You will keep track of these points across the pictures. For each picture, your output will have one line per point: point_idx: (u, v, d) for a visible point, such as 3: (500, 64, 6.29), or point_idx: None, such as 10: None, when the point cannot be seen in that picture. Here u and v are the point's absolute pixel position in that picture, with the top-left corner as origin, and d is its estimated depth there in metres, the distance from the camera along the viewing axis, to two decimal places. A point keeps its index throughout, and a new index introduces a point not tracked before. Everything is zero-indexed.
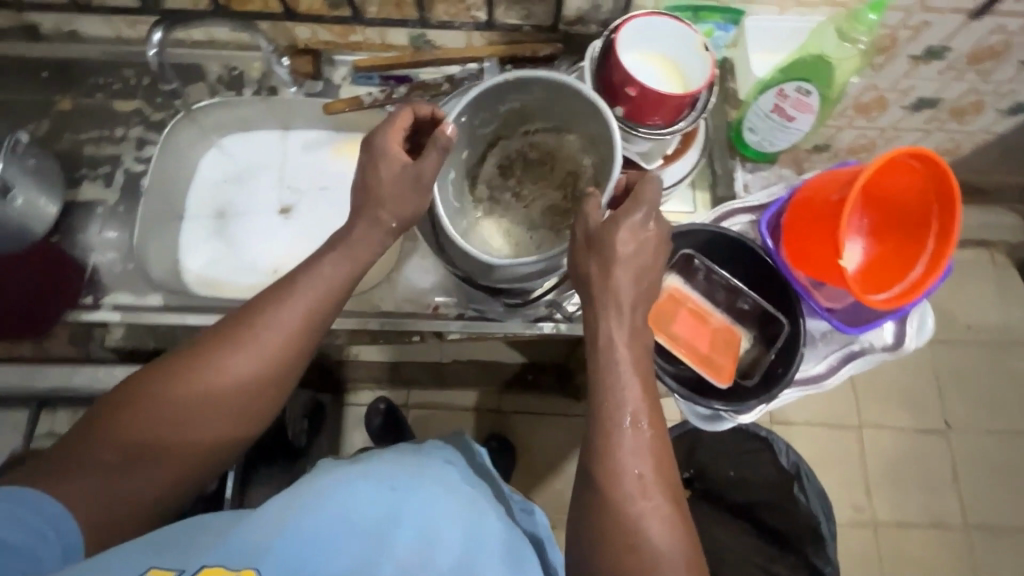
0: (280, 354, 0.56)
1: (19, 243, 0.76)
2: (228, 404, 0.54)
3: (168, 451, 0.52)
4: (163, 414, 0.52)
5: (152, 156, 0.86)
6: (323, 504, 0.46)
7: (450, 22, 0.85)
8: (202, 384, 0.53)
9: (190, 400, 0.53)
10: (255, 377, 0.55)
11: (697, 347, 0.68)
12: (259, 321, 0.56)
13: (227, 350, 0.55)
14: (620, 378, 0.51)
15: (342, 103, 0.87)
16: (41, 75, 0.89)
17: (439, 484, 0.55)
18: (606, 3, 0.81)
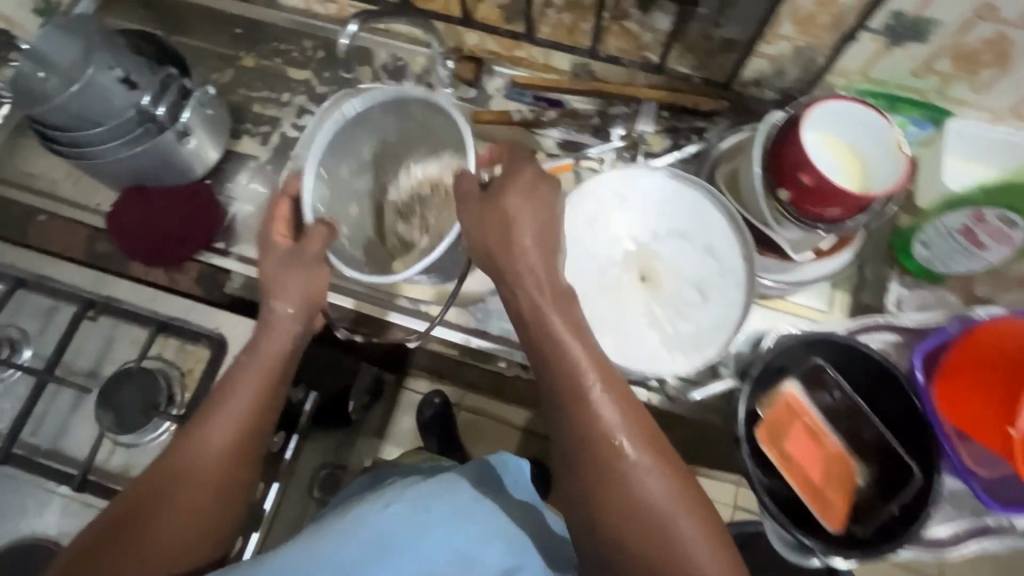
0: (236, 434, 0.63)
1: (178, 178, 0.82)
2: (205, 483, 0.61)
3: (171, 538, 0.58)
4: (151, 515, 0.58)
5: (307, 125, 0.91)
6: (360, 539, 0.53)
7: (619, 58, 0.84)
8: (180, 473, 0.60)
9: (171, 492, 0.60)
10: (222, 450, 0.62)
11: (809, 472, 0.61)
12: (217, 405, 0.64)
13: (191, 440, 0.62)
14: (561, 344, 0.55)
15: (490, 115, 0.88)
16: (234, 32, 0.97)
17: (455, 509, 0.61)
18: (791, 73, 0.76)
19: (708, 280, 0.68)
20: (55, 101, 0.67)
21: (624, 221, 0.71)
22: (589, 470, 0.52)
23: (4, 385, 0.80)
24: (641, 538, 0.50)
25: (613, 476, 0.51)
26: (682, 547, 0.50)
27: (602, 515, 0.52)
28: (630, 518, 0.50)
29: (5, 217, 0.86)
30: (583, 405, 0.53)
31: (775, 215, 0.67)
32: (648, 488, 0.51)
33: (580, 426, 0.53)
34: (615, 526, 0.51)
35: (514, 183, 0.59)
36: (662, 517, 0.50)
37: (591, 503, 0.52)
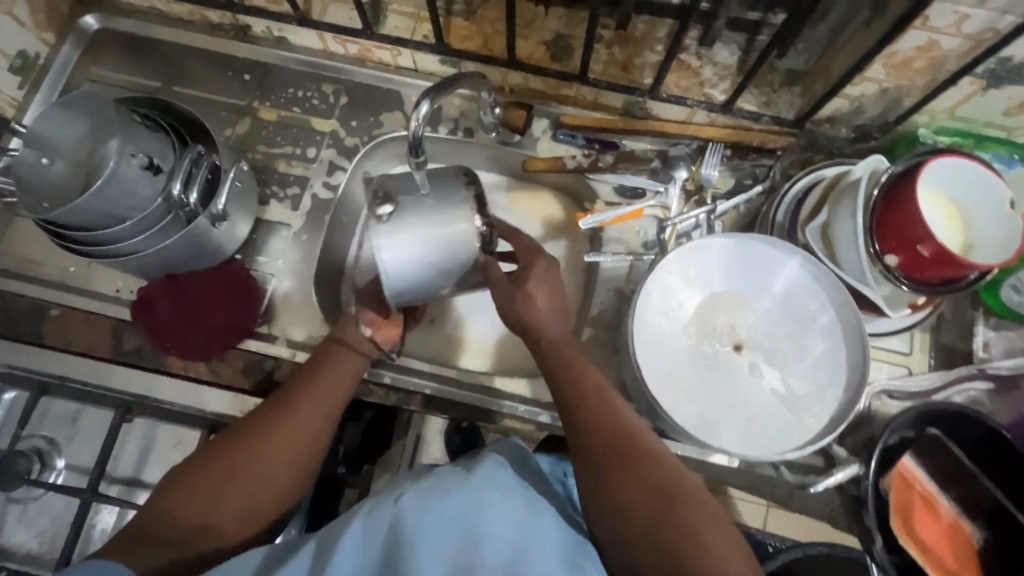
0: (317, 416, 0.62)
1: (211, 261, 0.76)
2: (274, 464, 0.58)
3: (225, 509, 0.55)
4: (212, 477, 0.56)
5: (341, 183, 0.84)
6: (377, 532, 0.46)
7: (683, 97, 0.78)
8: (250, 440, 0.59)
9: (233, 458, 0.57)
10: (299, 430, 0.60)
11: (937, 552, 0.61)
12: (304, 385, 0.64)
13: (271, 412, 0.61)
14: (575, 361, 0.60)
15: (544, 162, 0.81)
16: (242, 78, 0.86)
17: (471, 486, 0.48)
18: (870, 110, 0.72)
19: (810, 329, 0.64)
20: (82, 206, 0.60)
21: (683, 305, 0.66)
22: (608, 457, 0.52)
23: (38, 504, 0.72)
24: (653, 523, 0.48)
25: (628, 463, 0.51)
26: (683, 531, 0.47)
27: (603, 494, 0.51)
28: (639, 495, 0.49)
29: (12, 315, 0.76)
30: (607, 398, 0.57)
31: (874, 273, 0.64)
32: (656, 475, 0.50)
33: (599, 414, 0.55)
34: (617, 503, 0.50)
35: (536, 270, 0.63)
36: (656, 496, 0.49)
37: (602, 482, 0.51)
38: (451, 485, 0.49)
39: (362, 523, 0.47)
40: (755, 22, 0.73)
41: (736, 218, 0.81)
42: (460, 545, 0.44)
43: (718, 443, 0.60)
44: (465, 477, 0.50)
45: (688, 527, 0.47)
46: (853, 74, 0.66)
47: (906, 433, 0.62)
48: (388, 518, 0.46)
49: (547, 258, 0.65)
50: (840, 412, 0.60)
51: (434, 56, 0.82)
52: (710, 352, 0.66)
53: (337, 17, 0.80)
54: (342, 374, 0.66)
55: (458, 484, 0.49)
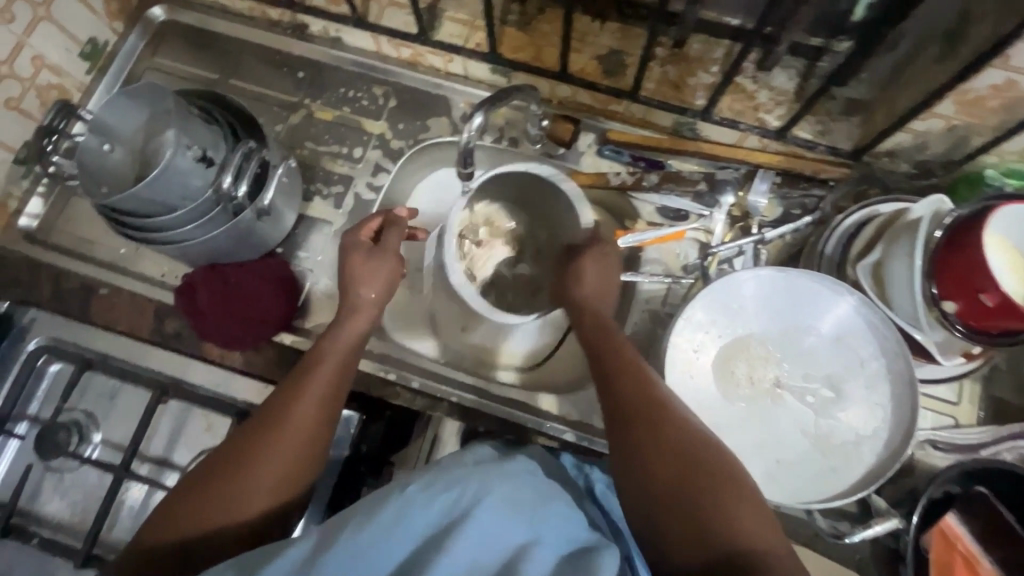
0: (316, 398, 0.59)
1: (254, 253, 0.77)
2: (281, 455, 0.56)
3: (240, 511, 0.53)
4: (220, 479, 0.54)
5: (384, 185, 0.84)
6: (374, 522, 0.44)
7: (737, 121, 0.76)
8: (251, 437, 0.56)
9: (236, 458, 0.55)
10: (301, 417, 0.58)
11: None
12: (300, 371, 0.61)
13: (271, 415, 0.58)
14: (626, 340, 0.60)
15: (588, 177, 0.81)
16: (296, 75, 0.88)
17: (482, 478, 0.48)
18: (934, 147, 0.69)
19: (855, 372, 0.61)
20: (138, 193, 0.62)
21: (723, 336, 0.63)
22: (628, 421, 0.52)
23: (72, 475, 0.75)
24: (677, 488, 0.47)
25: (649, 432, 0.51)
26: (708, 499, 0.46)
27: (626, 464, 0.51)
28: (663, 458, 0.49)
29: (64, 290, 0.79)
30: (635, 369, 0.56)
31: (928, 318, 0.61)
32: (683, 441, 0.50)
33: (629, 383, 0.55)
34: (640, 468, 0.50)
35: (592, 247, 0.68)
36: (681, 465, 0.48)
37: (627, 446, 0.51)
38: (463, 478, 0.48)
39: (361, 515, 0.45)
40: (817, 48, 0.71)
41: (782, 247, 0.79)
42: (480, 540, 0.44)
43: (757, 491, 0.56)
44: (478, 470, 0.49)
45: (710, 494, 0.46)
46: (918, 110, 0.63)
47: (950, 489, 0.59)
48: (390, 510, 0.45)
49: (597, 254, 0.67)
50: (879, 465, 0.57)
51: (486, 64, 0.82)
52: (743, 389, 0.63)
53: (394, 22, 0.81)
54: (337, 353, 0.63)
55: (466, 475, 0.48)
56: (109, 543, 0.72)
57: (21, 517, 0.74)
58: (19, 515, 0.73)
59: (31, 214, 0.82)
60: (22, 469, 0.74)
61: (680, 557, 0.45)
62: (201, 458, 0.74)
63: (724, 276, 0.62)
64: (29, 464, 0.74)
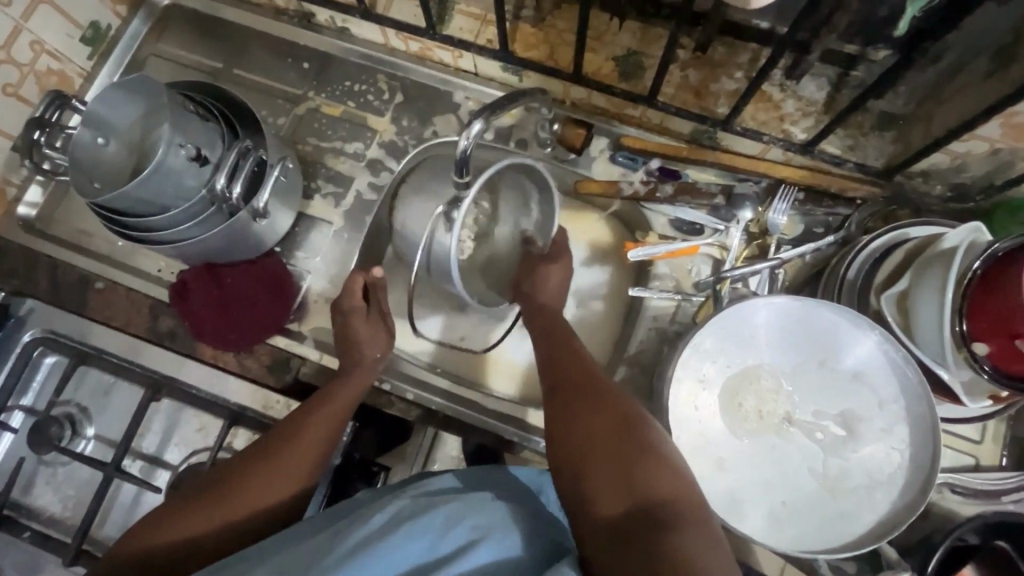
0: (330, 418, 0.62)
1: (251, 254, 0.75)
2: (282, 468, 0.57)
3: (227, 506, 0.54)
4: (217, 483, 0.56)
5: (386, 185, 0.81)
6: (338, 549, 0.44)
7: (759, 133, 0.71)
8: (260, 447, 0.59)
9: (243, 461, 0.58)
10: (310, 433, 0.60)
11: None
12: (322, 394, 0.65)
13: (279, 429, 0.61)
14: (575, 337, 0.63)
15: (597, 185, 0.77)
16: (301, 67, 0.85)
17: (448, 509, 0.47)
18: (974, 170, 0.64)
19: (872, 413, 0.57)
20: (127, 194, 0.59)
21: (732, 364, 0.60)
22: (565, 391, 0.54)
23: (65, 469, 0.74)
24: (606, 441, 0.47)
25: (584, 398, 0.52)
26: (636, 452, 0.46)
27: (561, 426, 0.51)
28: (596, 418, 0.49)
29: (61, 282, 0.78)
30: (578, 353, 0.59)
31: (956, 358, 0.57)
32: (615, 404, 0.50)
33: (569, 361, 0.58)
34: (572, 427, 0.50)
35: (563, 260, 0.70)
36: (610, 421, 0.49)
37: (562, 412, 0.52)
38: (426, 508, 0.47)
39: (328, 545, 0.44)
40: (852, 56, 0.64)
41: (801, 267, 0.75)
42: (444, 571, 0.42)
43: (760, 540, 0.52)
44: (444, 499, 0.48)
45: (639, 448, 0.46)
46: (959, 131, 0.59)
47: (969, 538, 0.56)
48: (355, 538, 0.44)
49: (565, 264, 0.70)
50: (895, 515, 0.53)
51: (496, 62, 0.77)
52: (749, 424, 0.59)
53: (402, 13, 0.78)
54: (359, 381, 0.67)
55: (430, 505, 0.47)
56: (99, 539, 0.72)
57: (14, 509, 0.74)
58: (13, 507, 0.74)
59: (30, 202, 0.81)
60: (15, 462, 0.74)
61: (605, 507, 0.44)
62: (192, 459, 0.73)
63: (739, 304, 0.58)
64: (22, 457, 0.74)
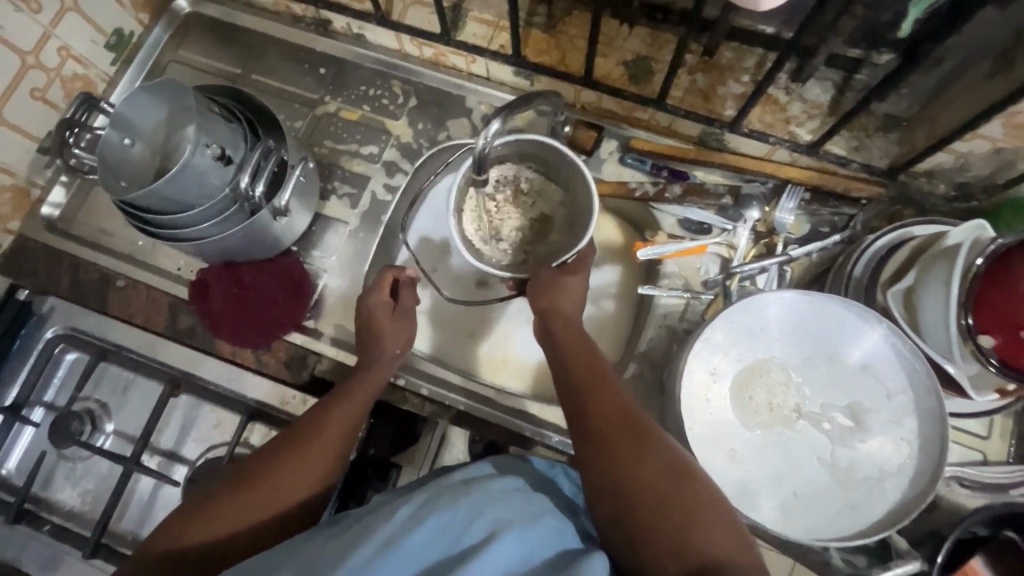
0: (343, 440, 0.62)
1: (268, 252, 0.77)
2: (297, 486, 0.57)
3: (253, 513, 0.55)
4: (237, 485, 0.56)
5: (400, 186, 0.83)
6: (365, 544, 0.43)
7: (765, 134, 0.73)
8: (271, 460, 0.58)
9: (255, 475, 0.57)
10: (323, 454, 0.60)
11: None
12: (327, 408, 0.64)
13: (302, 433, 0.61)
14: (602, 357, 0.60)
15: (608, 185, 0.79)
16: (317, 72, 0.87)
17: (468, 500, 0.47)
18: (976, 169, 0.66)
19: (881, 406, 0.58)
20: (155, 191, 0.61)
21: (742, 358, 0.61)
22: (607, 435, 0.51)
23: (85, 464, 0.76)
24: (660, 499, 0.46)
25: (627, 445, 0.50)
26: (692, 510, 0.45)
27: (604, 476, 0.49)
28: (647, 471, 0.48)
29: (82, 280, 0.80)
30: (604, 384, 0.56)
31: (962, 351, 0.58)
32: (663, 453, 0.49)
33: (599, 394, 0.55)
34: (620, 478, 0.48)
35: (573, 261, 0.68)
36: (661, 476, 0.47)
37: (604, 461, 0.50)
38: (447, 500, 0.47)
39: (355, 538, 0.44)
40: (855, 60, 0.66)
41: (807, 266, 0.76)
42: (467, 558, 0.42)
43: (773, 529, 0.53)
44: (461, 491, 0.48)
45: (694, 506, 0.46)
46: (963, 130, 0.60)
47: (977, 529, 0.56)
48: (382, 533, 0.44)
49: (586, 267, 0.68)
50: (904, 505, 0.54)
51: (509, 67, 0.80)
52: (759, 417, 0.61)
53: (417, 20, 0.80)
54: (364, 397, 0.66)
55: (450, 497, 0.47)
56: (118, 534, 0.73)
57: (33, 503, 0.75)
58: (33, 501, 0.75)
59: (54, 203, 0.83)
60: (36, 457, 0.76)
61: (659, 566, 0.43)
62: (209, 454, 0.74)
63: (752, 298, 0.59)
64: (43, 451, 0.76)
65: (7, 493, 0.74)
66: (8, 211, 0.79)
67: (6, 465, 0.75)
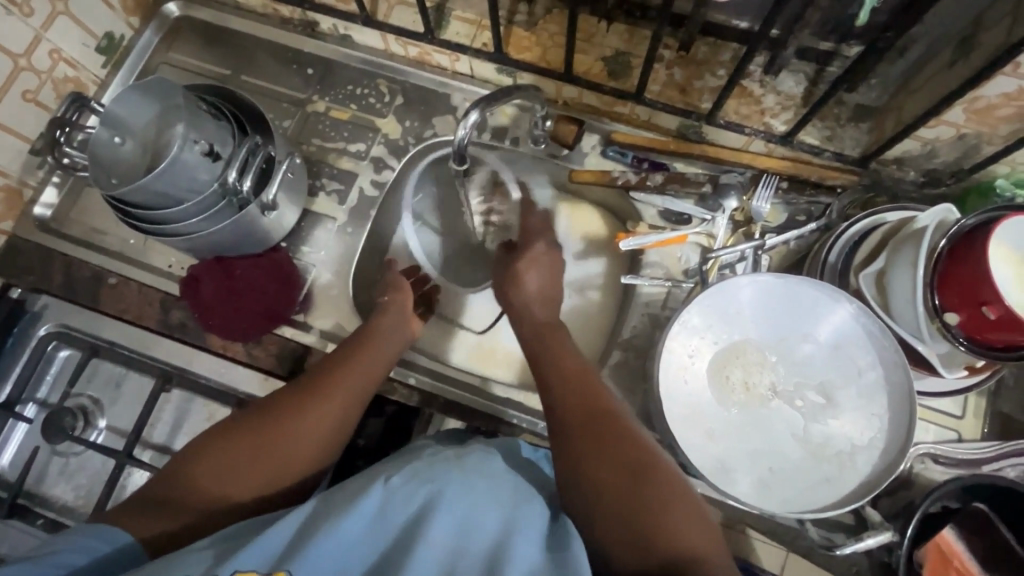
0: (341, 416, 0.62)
1: (259, 247, 0.78)
2: (295, 456, 0.58)
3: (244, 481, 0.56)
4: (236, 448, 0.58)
5: (387, 182, 0.85)
6: (352, 511, 0.44)
7: (741, 126, 0.75)
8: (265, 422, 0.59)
9: (252, 440, 0.58)
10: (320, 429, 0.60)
11: None
12: (330, 382, 0.63)
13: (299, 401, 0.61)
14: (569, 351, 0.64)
15: (590, 175, 0.80)
16: (305, 72, 0.89)
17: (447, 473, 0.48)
18: (944, 155, 0.68)
19: (851, 383, 0.60)
20: (145, 185, 0.63)
21: (720, 340, 0.63)
22: (575, 423, 0.54)
23: (77, 459, 0.77)
24: (622, 493, 0.47)
25: (594, 442, 0.51)
26: (651, 506, 0.46)
27: (569, 461, 0.51)
28: (607, 468, 0.49)
29: (75, 278, 0.81)
30: (582, 379, 0.59)
31: (930, 330, 0.60)
32: (623, 449, 0.50)
33: (572, 391, 0.57)
34: (580, 472, 0.49)
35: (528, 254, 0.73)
36: (626, 475, 0.48)
37: (568, 457, 0.51)
38: (440, 471, 0.48)
39: (344, 505, 0.45)
40: (827, 52, 0.70)
41: (786, 254, 0.78)
42: (451, 528, 0.44)
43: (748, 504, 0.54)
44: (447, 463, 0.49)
45: (651, 499, 0.46)
46: (926, 117, 0.63)
47: (948, 502, 0.58)
48: (373, 501, 0.45)
49: (546, 242, 0.75)
50: (874, 477, 0.56)
51: (491, 64, 0.82)
52: (737, 398, 0.62)
53: (401, 20, 0.82)
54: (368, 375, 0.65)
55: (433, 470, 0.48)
56: None
57: (27, 498, 0.76)
58: (26, 497, 0.76)
59: (46, 203, 0.84)
60: (29, 453, 0.76)
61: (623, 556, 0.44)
62: None
63: (728, 282, 0.60)
64: (36, 447, 0.77)
65: (1, 489, 0.75)
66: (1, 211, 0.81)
67: (0, 461, 0.76)
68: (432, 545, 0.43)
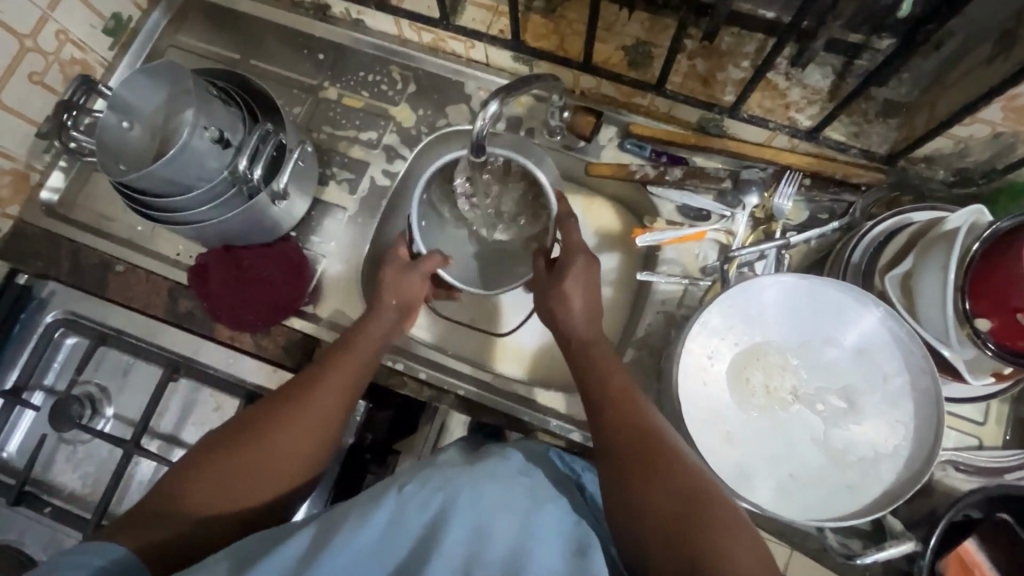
0: (326, 419, 0.58)
1: (268, 237, 0.77)
2: (280, 464, 0.55)
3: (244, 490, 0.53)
4: (226, 455, 0.54)
5: (399, 172, 0.83)
6: (371, 516, 0.44)
7: (765, 120, 0.73)
8: (258, 427, 0.56)
9: (231, 452, 0.54)
10: (314, 423, 0.57)
11: None
12: (311, 384, 0.59)
13: (283, 402, 0.58)
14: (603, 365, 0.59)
15: (608, 168, 0.78)
16: (316, 58, 0.87)
17: (462, 477, 0.47)
18: (976, 154, 0.66)
19: (877, 389, 0.59)
20: (154, 172, 0.61)
21: (739, 341, 0.61)
22: (625, 456, 0.50)
23: (85, 447, 0.76)
24: (682, 528, 0.45)
25: (651, 471, 0.49)
26: (716, 541, 0.43)
27: (626, 498, 0.48)
28: (667, 503, 0.46)
29: (81, 265, 0.80)
30: (630, 403, 0.55)
31: (959, 335, 0.58)
32: (674, 480, 0.48)
33: (619, 417, 0.54)
34: (640, 511, 0.47)
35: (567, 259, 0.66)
36: (686, 511, 0.46)
37: (623, 493, 0.49)
38: (451, 477, 0.47)
39: (360, 511, 0.44)
40: (857, 45, 0.66)
41: (806, 252, 0.76)
42: (468, 536, 0.43)
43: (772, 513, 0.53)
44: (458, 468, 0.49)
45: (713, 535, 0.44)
46: (961, 114, 0.60)
47: (972, 512, 0.57)
48: (388, 505, 0.45)
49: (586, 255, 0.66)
50: (898, 486, 0.55)
51: (508, 52, 0.79)
52: (755, 401, 0.61)
53: (416, 5, 0.79)
54: (353, 375, 0.61)
55: (445, 477, 0.47)
56: (117, 516, 0.74)
57: (34, 486, 0.75)
58: (33, 484, 0.75)
59: (52, 187, 0.83)
60: (37, 440, 0.76)
61: None
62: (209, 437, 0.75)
63: (752, 282, 0.59)
64: (44, 434, 0.76)
65: (8, 476, 0.74)
66: (7, 194, 0.79)
67: (7, 448, 0.76)
68: (448, 553, 0.42)
